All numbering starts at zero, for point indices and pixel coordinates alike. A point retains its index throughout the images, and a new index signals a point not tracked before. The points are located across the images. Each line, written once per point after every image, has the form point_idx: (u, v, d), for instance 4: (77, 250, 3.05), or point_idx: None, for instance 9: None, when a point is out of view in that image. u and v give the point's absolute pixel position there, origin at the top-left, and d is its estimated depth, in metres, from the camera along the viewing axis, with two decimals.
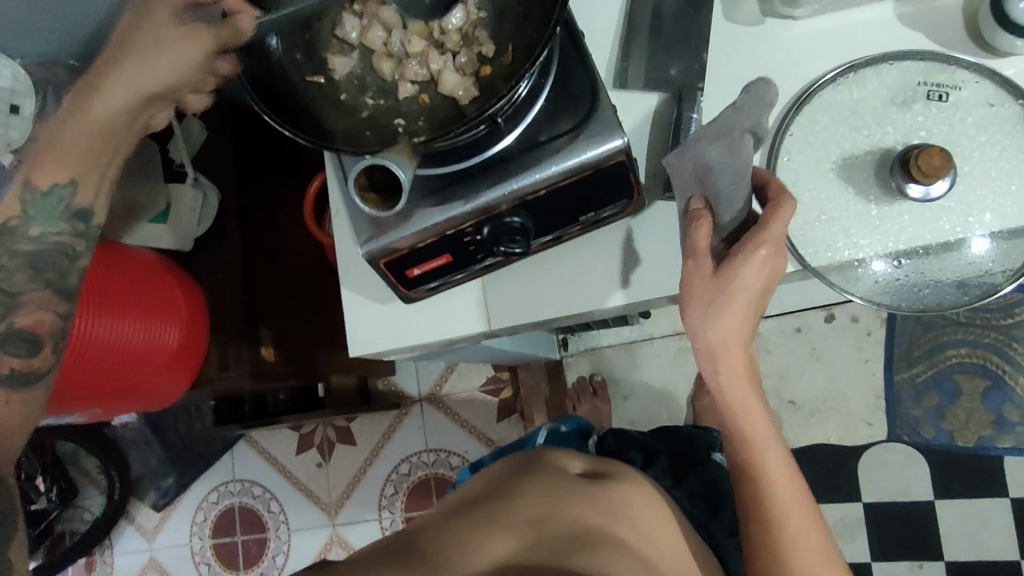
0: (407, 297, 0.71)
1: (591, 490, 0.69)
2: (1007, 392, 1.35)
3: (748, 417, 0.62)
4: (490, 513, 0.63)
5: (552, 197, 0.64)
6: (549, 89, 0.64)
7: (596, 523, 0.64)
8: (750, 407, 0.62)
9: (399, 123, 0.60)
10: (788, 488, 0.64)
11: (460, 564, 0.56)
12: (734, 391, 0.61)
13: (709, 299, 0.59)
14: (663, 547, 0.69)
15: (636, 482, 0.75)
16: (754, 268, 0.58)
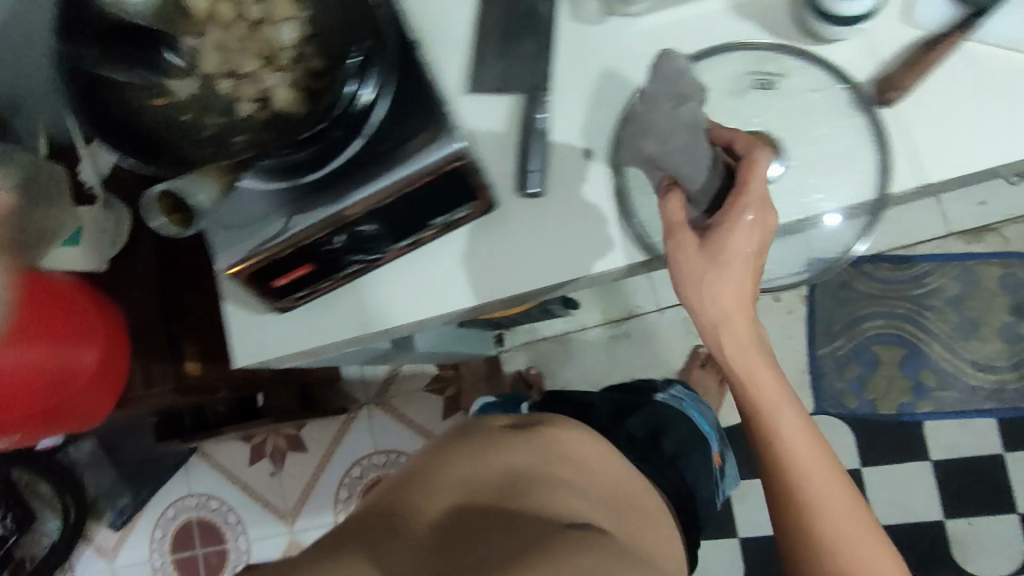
0: (276, 307, 0.73)
1: (512, 435, 0.71)
2: (924, 358, 1.40)
3: (746, 365, 0.67)
4: (436, 476, 0.65)
5: (400, 203, 0.66)
6: (386, 99, 0.67)
7: (535, 463, 0.67)
8: (744, 353, 0.66)
9: (237, 140, 0.61)
10: (793, 423, 0.66)
11: (422, 531, 0.57)
12: (729, 344, 0.66)
13: (701, 271, 0.63)
14: (603, 476, 0.72)
15: (578, 426, 0.78)
16: (749, 233, 0.62)
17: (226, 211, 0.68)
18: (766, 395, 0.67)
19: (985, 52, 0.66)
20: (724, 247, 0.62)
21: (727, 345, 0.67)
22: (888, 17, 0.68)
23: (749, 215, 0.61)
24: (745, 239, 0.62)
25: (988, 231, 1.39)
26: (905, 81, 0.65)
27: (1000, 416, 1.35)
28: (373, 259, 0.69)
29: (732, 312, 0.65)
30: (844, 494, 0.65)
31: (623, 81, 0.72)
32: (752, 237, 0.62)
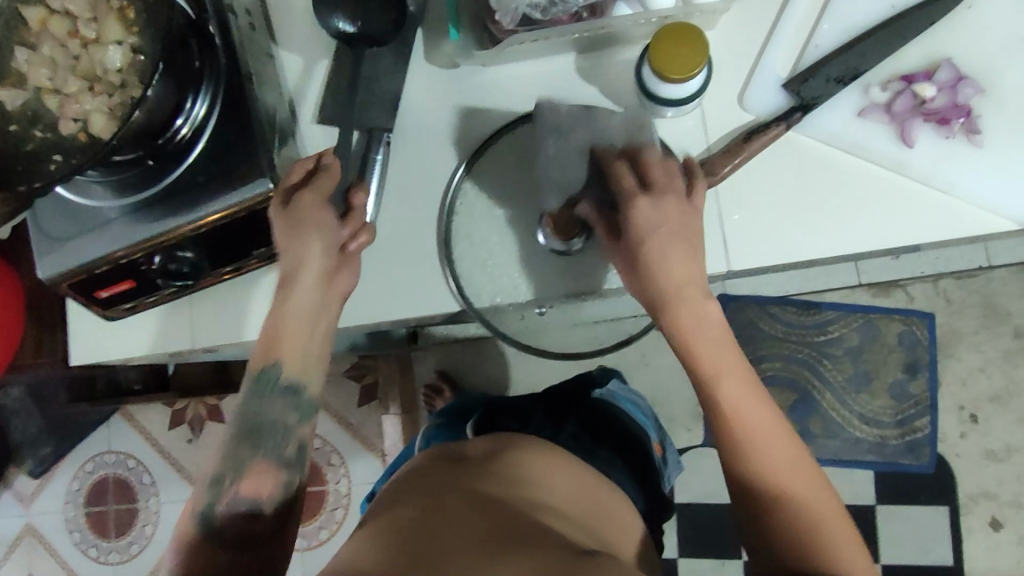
0: (107, 315, 0.75)
1: (472, 471, 0.66)
2: (814, 405, 1.43)
3: (698, 360, 0.63)
4: (427, 518, 0.58)
5: (215, 234, 0.68)
6: (213, 129, 0.67)
7: (508, 492, 0.62)
8: (698, 348, 0.62)
9: (54, 158, 0.64)
10: (755, 408, 0.63)
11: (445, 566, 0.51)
12: (688, 350, 0.63)
13: (634, 267, 0.64)
14: (576, 493, 0.68)
15: (539, 445, 0.73)
16: (662, 215, 0.62)
17: (50, 219, 0.68)
18: (721, 390, 0.63)
19: (807, 145, 0.68)
20: (657, 237, 0.62)
21: (690, 353, 0.63)
22: (724, 97, 0.69)
23: (667, 199, 0.62)
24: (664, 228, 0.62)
25: (895, 287, 1.41)
26: (717, 167, 0.66)
27: (876, 469, 1.40)
28: (194, 281, 0.71)
29: (677, 312, 0.62)
30: (812, 479, 0.62)
31: (466, 129, 0.73)
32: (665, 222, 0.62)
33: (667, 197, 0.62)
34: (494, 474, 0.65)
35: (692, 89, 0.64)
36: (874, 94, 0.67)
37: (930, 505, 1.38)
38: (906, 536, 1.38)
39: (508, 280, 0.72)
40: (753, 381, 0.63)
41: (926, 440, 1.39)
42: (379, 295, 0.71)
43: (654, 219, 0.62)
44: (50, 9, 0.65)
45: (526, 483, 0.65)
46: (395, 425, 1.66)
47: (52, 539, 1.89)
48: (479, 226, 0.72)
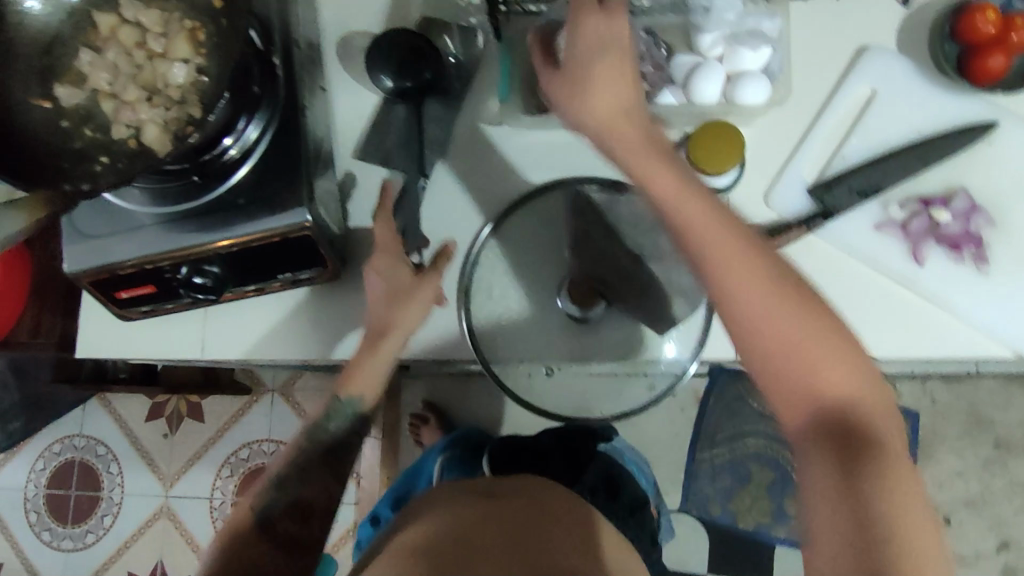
0: (122, 316, 0.75)
1: (493, 490, 0.63)
2: (791, 487, 1.45)
3: (736, 284, 0.50)
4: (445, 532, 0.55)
5: (245, 253, 0.69)
6: (260, 151, 0.69)
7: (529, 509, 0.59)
8: (731, 266, 0.50)
9: (100, 159, 0.65)
10: (830, 356, 0.48)
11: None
12: (722, 280, 0.50)
13: (639, 161, 0.54)
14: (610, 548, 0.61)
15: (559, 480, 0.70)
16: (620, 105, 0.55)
17: (86, 217, 0.69)
18: (775, 329, 0.49)
19: (824, 250, 0.70)
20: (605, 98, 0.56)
21: (721, 286, 0.50)
22: (751, 193, 0.72)
23: (599, 52, 0.56)
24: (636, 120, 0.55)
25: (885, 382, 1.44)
26: None
27: None
28: (212, 296, 0.72)
29: (712, 240, 0.50)
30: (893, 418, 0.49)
31: (501, 186, 0.75)
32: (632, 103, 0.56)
33: (623, 19, 0.56)
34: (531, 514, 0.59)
35: (725, 182, 0.68)
36: (893, 211, 0.70)
37: None
38: None
39: (521, 337, 0.73)
40: (824, 316, 0.49)
41: None
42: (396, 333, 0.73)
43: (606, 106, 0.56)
44: (122, 19, 0.69)
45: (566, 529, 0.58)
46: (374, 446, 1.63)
47: (9, 517, 1.84)
48: (500, 281, 0.74)
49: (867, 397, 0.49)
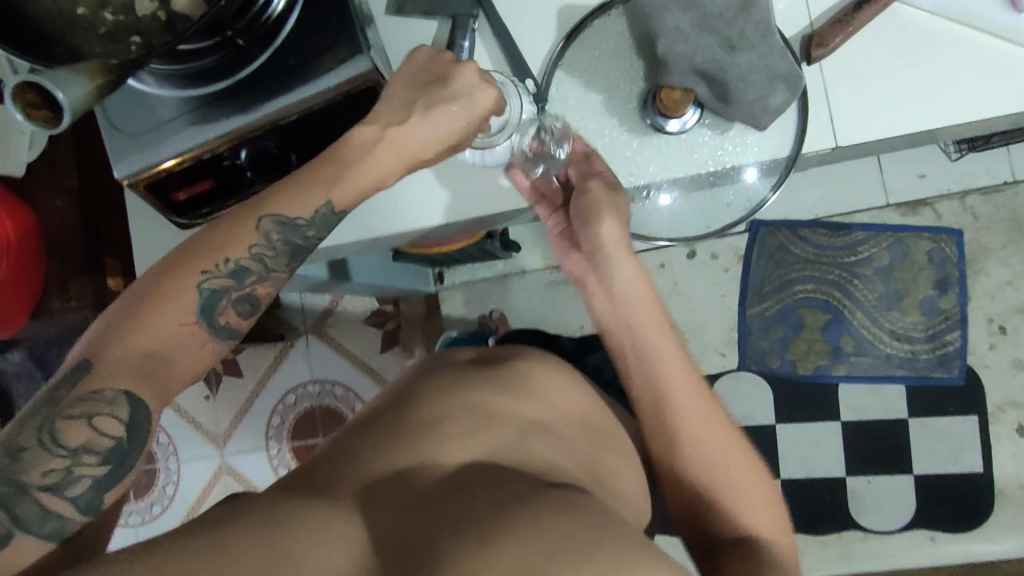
0: (181, 221, 0.71)
1: (459, 372, 0.63)
2: (846, 324, 1.36)
3: (640, 349, 0.64)
4: (389, 431, 0.56)
5: (306, 122, 0.64)
6: (300, 8, 0.62)
7: (497, 399, 0.59)
8: (643, 323, 0.65)
9: (133, 41, 0.58)
10: (698, 394, 0.63)
11: (392, 492, 0.50)
12: (634, 322, 0.65)
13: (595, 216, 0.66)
14: (574, 418, 0.63)
15: (546, 355, 0.69)
16: (622, 269, 0.66)
17: (128, 116, 0.64)
18: (678, 398, 0.63)
19: (914, 18, 0.65)
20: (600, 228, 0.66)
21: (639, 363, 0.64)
22: None
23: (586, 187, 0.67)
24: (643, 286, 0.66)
25: (923, 205, 1.35)
26: (828, 38, 0.64)
27: (907, 383, 1.34)
28: (279, 177, 0.67)
29: (618, 298, 0.66)
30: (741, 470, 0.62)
31: (555, 17, 0.69)
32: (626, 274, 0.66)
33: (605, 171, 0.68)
34: (493, 379, 0.62)
35: None
36: None
37: (959, 416, 1.32)
38: (936, 445, 1.33)
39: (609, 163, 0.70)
40: (711, 419, 0.63)
41: (956, 352, 1.33)
42: (465, 154, 0.66)
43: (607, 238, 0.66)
44: None
45: (516, 392, 0.61)
46: None
47: None
48: (580, 116, 0.70)
49: (722, 470, 0.61)
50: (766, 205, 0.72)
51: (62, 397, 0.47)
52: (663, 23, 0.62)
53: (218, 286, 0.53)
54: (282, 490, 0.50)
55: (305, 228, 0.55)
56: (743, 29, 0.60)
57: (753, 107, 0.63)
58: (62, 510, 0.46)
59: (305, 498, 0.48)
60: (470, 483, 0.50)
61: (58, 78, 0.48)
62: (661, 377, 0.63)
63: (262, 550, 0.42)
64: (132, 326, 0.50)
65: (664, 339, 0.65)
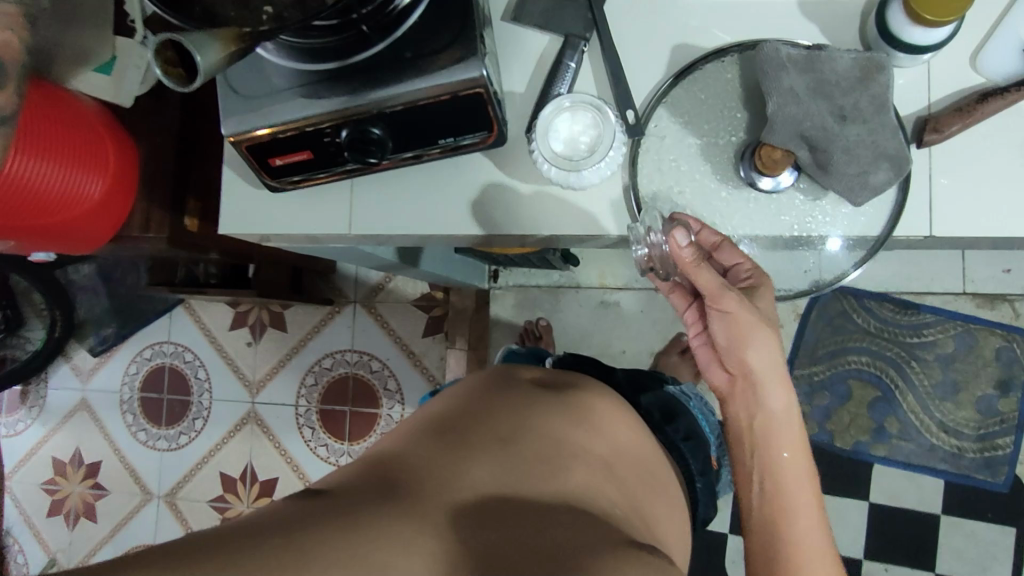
0: (272, 184, 0.74)
1: (524, 395, 0.67)
2: (894, 406, 1.32)
3: (773, 450, 0.64)
4: (459, 435, 0.59)
5: (408, 114, 0.66)
6: (425, 5, 0.63)
7: (563, 427, 0.63)
8: (779, 427, 0.65)
9: (266, 10, 0.58)
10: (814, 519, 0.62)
11: (461, 494, 0.52)
12: (779, 424, 0.65)
13: (746, 327, 0.64)
14: (624, 459, 0.66)
15: (598, 391, 0.72)
16: (778, 379, 0.65)
17: (245, 77, 0.67)
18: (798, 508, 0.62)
19: None
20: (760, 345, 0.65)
21: (767, 460, 0.64)
22: (955, 56, 0.65)
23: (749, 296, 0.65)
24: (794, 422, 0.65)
25: (1001, 300, 1.29)
26: (944, 125, 0.62)
27: (948, 479, 1.29)
28: (371, 162, 0.69)
29: (768, 399, 0.65)
30: None
31: (669, 52, 0.70)
32: (776, 381, 0.65)
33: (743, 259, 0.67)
34: (558, 409, 0.65)
35: (939, 37, 0.60)
36: None
37: (997, 525, 1.27)
38: (965, 548, 1.28)
39: (692, 206, 0.70)
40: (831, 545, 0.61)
41: (1006, 459, 1.27)
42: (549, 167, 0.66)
43: (756, 360, 0.65)
44: None
45: (578, 426, 0.64)
46: (459, 358, 1.55)
47: (106, 419, 1.74)
48: (673, 156, 0.70)
49: None
50: (847, 279, 0.69)
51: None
52: (780, 81, 0.61)
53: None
54: (363, 481, 0.52)
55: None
56: (858, 101, 0.59)
57: (852, 181, 0.62)
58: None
59: (387, 494, 0.50)
60: (541, 509, 0.53)
61: (198, 41, 0.51)
62: (786, 484, 0.63)
63: (349, 540, 0.44)
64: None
65: (797, 477, 0.63)
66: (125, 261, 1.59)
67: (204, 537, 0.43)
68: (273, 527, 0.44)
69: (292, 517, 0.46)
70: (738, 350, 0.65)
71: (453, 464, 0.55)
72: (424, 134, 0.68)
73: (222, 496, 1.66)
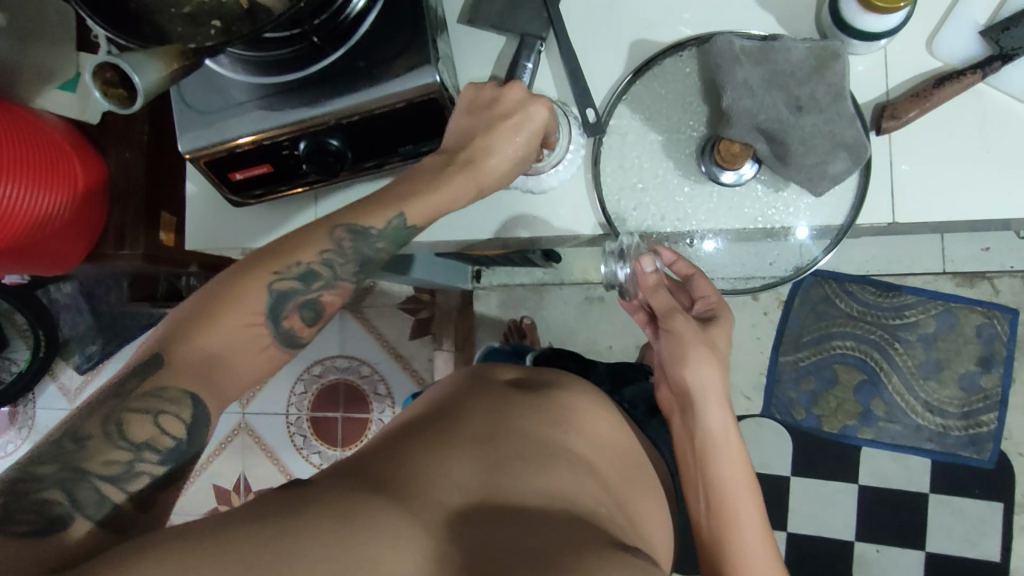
0: (235, 199, 0.74)
1: (501, 395, 0.66)
2: (879, 388, 1.32)
3: (713, 465, 0.63)
4: (437, 436, 0.59)
5: (366, 123, 0.65)
6: (377, 12, 0.63)
7: (540, 426, 0.62)
8: (717, 446, 0.63)
9: (214, 24, 0.58)
10: (757, 532, 0.61)
11: (441, 494, 0.52)
12: (715, 441, 0.64)
13: (689, 346, 0.65)
14: (603, 454, 0.66)
15: (575, 386, 0.72)
16: (711, 392, 0.65)
17: (199, 93, 0.66)
18: (739, 519, 0.62)
19: (996, 101, 0.62)
20: (695, 367, 0.65)
21: (708, 479, 0.63)
22: (911, 42, 0.64)
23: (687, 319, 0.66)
24: (730, 435, 0.64)
25: (980, 278, 1.29)
26: (901, 111, 0.62)
27: (934, 458, 1.30)
28: (333, 174, 0.68)
29: (704, 417, 0.64)
30: None
31: (627, 48, 0.69)
32: (713, 390, 0.65)
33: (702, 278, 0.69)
34: (533, 408, 0.65)
35: (892, 23, 0.60)
36: None
37: (984, 500, 1.28)
38: (955, 526, 1.28)
39: (657, 203, 0.70)
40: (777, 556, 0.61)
41: (990, 435, 1.28)
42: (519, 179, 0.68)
43: (698, 381, 0.64)
44: None
45: (555, 423, 0.64)
46: (447, 360, 1.56)
47: None
48: (636, 153, 0.70)
49: None
50: (817, 266, 0.70)
51: (131, 391, 0.51)
52: (734, 75, 0.61)
53: (287, 289, 0.57)
54: (339, 481, 0.52)
55: (368, 248, 0.60)
56: (813, 90, 0.59)
57: (810, 171, 0.62)
58: (116, 497, 0.49)
59: (367, 492, 0.50)
60: (524, 508, 0.53)
61: (134, 63, 0.53)
62: (725, 501, 0.62)
63: (324, 537, 0.44)
64: (205, 325, 0.54)
65: (740, 492, 0.62)
66: (106, 278, 1.57)
67: (177, 535, 0.43)
68: (249, 526, 0.44)
69: (272, 517, 0.45)
70: (680, 372, 0.65)
71: (431, 463, 0.55)
72: (384, 141, 0.68)
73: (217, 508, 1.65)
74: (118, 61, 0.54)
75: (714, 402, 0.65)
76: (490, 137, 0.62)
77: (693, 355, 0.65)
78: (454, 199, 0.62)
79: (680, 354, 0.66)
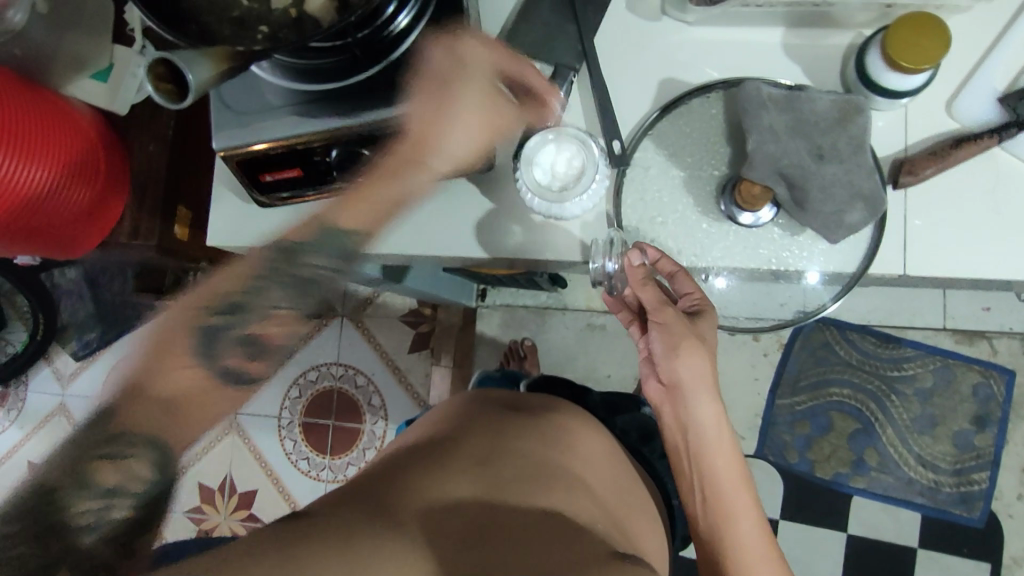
0: (261, 199, 0.75)
1: (501, 419, 0.67)
2: (873, 437, 1.33)
3: (707, 456, 0.66)
4: (437, 458, 0.60)
5: (398, 136, 0.67)
6: (420, 31, 0.65)
7: (540, 448, 0.63)
8: (711, 439, 0.66)
9: (261, 30, 0.60)
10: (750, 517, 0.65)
11: (445, 514, 0.52)
12: (708, 433, 0.66)
13: (681, 338, 0.66)
14: (603, 478, 0.66)
15: (575, 412, 0.73)
16: (701, 384, 0.66)
17: (239, 95, 0.68)
18: (735, 506, 0.65)
19: (1010, 165, 0.65)
20: (685, 357, 0.66)
21: (702, 468, 0.66)
22: (931, 101, 0.67)
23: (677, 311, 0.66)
24: (721, 424, 0.67)
25: (979, 337, 1.31)
26: (919, 167, 0.64)
27: (924, 513, 1.30)
28: (361, 182, 0.70)
29: (696, 411, 0.66)
30: None
31: (656, 85, 0.71)
32: (705, 383, 0.66)
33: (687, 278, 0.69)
34: (533, 431, 0.65)
35: (915, 83, 0.62)
36: None
37: (971, 560, 1.28)
38: None
39: (674, 237, 0.72)
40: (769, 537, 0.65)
41: (981, 494, 1.28)
42: (534, 201, 0.68)
43: (686, 372, 0.66)
44: None
45: (555, 446, 0.64)
46: (444, 376, 1.56)
47: None
48: (657, 186, 0.72)
49: None
50: (824, 311, 0.71)
51: (90, 443, 0.53)
52: (759, 120, 0.63)
53: (220, 325, 0.60)
54: (349, 502, 0.53)
55: (316, 255, 0.63)
56: (836, 141, 0.61)
57: (828, 219, 0.63)
58: (86, 544, 0.50)
59: (371, 516, 0.50)
60: (527, 525, 0.53)
61: (186, 59, 0.55)
62: (719, 489, 0.66)
63: (334, 558, 0.45)
64: (152, 377, 0.57)
65: (735, 480, 0.66)
66: (113, 267, 1.58)
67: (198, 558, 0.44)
68: (260, 550, 0.45)
69: (281, 541, 0.46)
70: (671, 364, 0.66)
71: (433, 485, 0.55)
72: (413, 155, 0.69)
73: (199, 507, 1.64)
74: (173, 56, 0.56)
75: (703, 392, 0.66)
76: (429, 134, 0.66)
77: (683, 347, 0.66)
78: (404, 191, 0.67)
79: (671, 346, 0.66)
